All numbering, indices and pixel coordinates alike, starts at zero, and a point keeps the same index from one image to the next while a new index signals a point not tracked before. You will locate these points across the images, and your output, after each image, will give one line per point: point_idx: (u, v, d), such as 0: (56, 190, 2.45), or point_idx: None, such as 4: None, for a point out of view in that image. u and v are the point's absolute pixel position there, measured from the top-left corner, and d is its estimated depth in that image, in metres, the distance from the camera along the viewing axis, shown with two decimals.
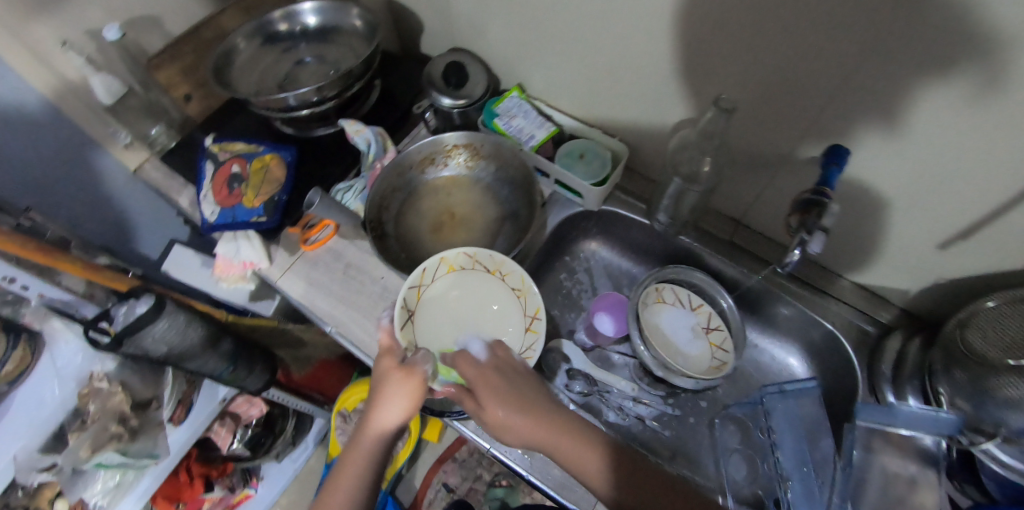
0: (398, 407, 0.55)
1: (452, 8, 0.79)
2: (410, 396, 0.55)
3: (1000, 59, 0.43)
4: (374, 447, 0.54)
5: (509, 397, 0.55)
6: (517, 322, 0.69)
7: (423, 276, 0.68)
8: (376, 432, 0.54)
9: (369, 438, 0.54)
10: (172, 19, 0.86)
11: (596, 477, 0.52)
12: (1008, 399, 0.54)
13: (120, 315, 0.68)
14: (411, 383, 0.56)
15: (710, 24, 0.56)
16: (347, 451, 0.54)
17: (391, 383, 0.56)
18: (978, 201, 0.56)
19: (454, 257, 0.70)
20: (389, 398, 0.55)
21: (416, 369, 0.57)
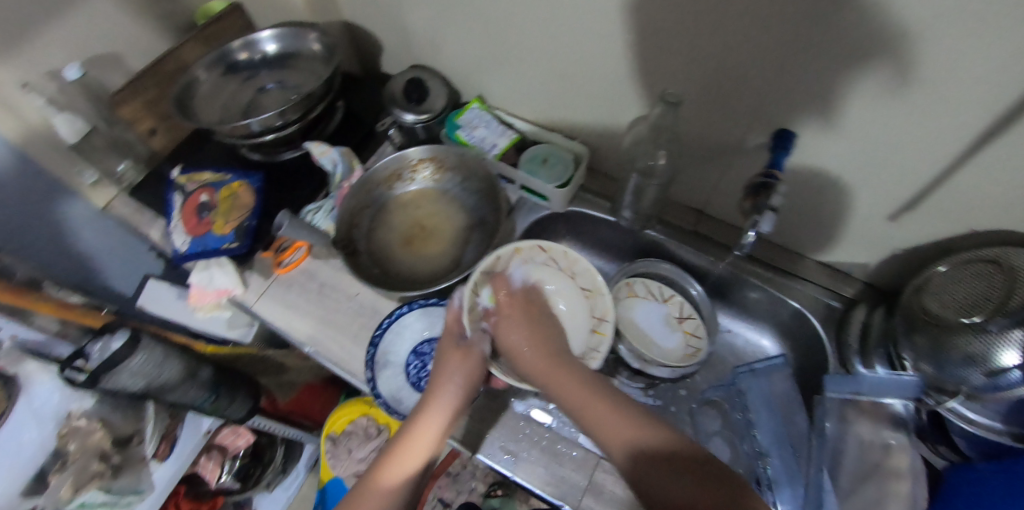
0: (452, 386, 0.59)
1: (408, 26, 0.81)
2: (466, 377, 0.60)
3: (915, 38, 0.47)
4: (437, 422, 0.57)
5: (532, 336, 0.63)
6: (582, 323, 0.70)
7: (496, 263, 0.71)
8: (439, 407, 0.58)
9: (431, 413, 0.58)
10: (132, 55, 0.86)
11: (613, 436, 0.51)
12: (964, 356, 0.56)
13: (95, 352, 0.68)
14: (467, 365, 0.61)
15: (652, 25, 0.59)
16: (410, 421, 0.58)
17: (448, 364, 0.61)
18: (919, 172, 0.59)
19: (527, 248, 0.72)
20: (446, 380, 0.60)
21: (469, 351, 0.62)
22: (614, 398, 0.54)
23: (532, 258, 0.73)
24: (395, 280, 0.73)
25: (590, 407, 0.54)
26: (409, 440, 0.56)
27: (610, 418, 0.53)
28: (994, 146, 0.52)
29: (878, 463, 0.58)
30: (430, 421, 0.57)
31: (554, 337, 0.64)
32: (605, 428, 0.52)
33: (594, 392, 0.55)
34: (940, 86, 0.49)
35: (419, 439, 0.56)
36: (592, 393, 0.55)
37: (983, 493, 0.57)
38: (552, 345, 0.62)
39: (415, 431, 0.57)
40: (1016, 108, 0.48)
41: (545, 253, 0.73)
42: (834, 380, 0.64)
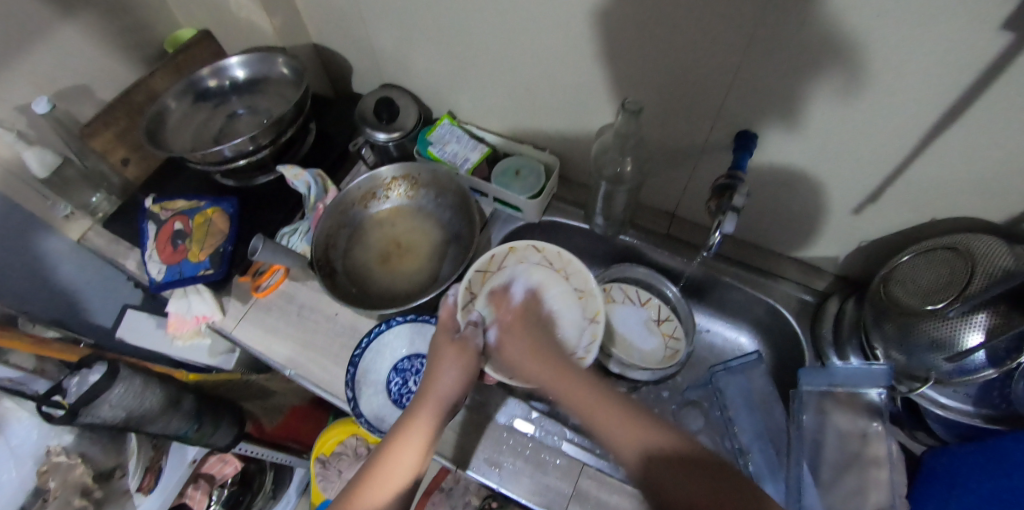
0: (447, 382, 0.58)
1: (375, 46, 0.82)
2: (462, 371, 0.59)
3: (861, 38, 0.49)
4: (432, 419, 0.55)
5: (536, 352, 0.61)
6: (574, 321, 0.70)
7: (489, 263, 0.73)
8: (433, 403, 0.56)
9: (427, 408, 0.56)
10: (102, 87, 0.86)
11: (621, 441, 0.51)
12: (931, 342, 0.58)
13: (73, 387, 0.67)
14: (465, 358, 0.60)
15: (611, 36, 0.60)
16: (403, 422, 0.55)
17: (443, 361, 0.59)
18: (878, 166, 0.61)
19: (522, 247, 0.74)
20: (442, 376, 0.58)
21: (469, 344, 0.61)
22: (615, 396, 0.54)
23: (527, 258, 0.74)
24: (374, 298, 0.74)
25: (596, 408, 0.53)
26: (406, 440, 0.53)
27: (614, 422, 0.52)
28: (947, 136, 0.54)
29: (858, 452, 0.60)
30: (426, 419, 0.55)
31: (550, 343, 0.63)
32: (621, 435, 0.51)
33: (596, 394, 0.55)
34: (890, 81, 0.51)
35: (416, 439, 0.53)
36: (595, 394, 0.55)
37: (960, 476, 0.58)
38: (551, 351, 0.61)
39: (412, 430, 0.54)
40: (965, 98, 0.50)
41: (539, 254, 0.74)
42: (808, 374, 0.64)
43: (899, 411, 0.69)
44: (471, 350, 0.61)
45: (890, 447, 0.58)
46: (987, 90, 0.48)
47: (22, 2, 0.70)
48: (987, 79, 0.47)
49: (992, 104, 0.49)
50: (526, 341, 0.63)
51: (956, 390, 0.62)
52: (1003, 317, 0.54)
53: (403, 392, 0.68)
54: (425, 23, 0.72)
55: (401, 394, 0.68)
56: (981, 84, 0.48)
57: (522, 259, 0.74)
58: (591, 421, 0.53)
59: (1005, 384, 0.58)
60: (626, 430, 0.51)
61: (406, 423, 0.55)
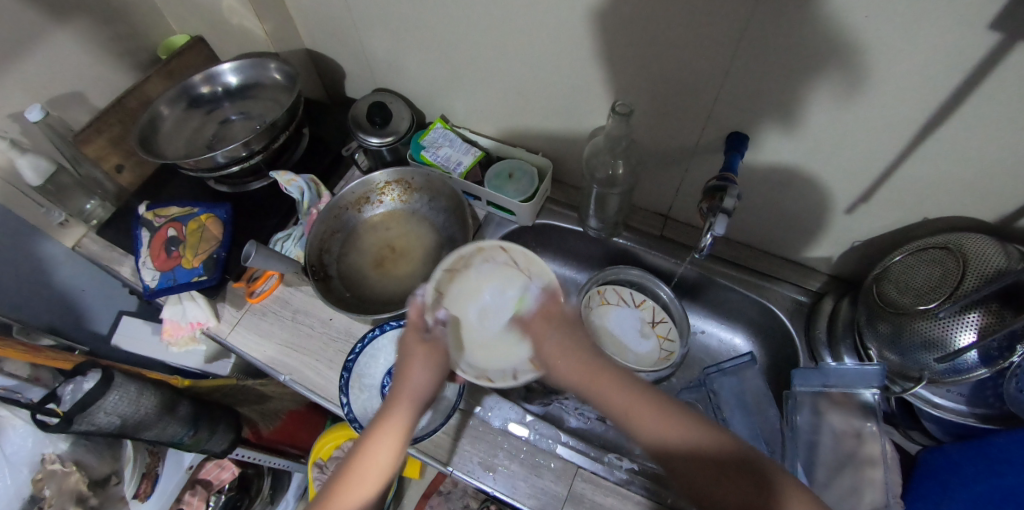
0: (420, 380, 0.57)
1: (368, 51, 0.82)
2: (432, 372, 0.58)
3: (851, 38, 0.49)
4: (406, 417, 0.55)
5: (568, 344, 0.57)
6: None
7: (457, 262, 0.71)
8: (406, 401, 0.56)
9: (400, 406, 0.55)
10: (96, 93, 0.87)
11: (647, 431, 0.49)
12: (924, 342, 0.58)
13: (67, 394, 0.67)
14: (434, 356, 0.59)
15: (603, 38, 0.60)
16: (377, 420, 0.54)
17: (417, 357, 0.58)
18: (870, 166, 0.61)
19: (490, 247, 0.72)
20: (416, 373, 0.57)
21: (438, 344, 0.60)
22: (641, 386, 0.52)
23: (493, 257, 0.72)
24: (368, 303, 0.74)
25: (628, 403, 0.51)
26: (380, 439, 0.53)
27: (646, 413, 0.50)
28: (938, 135, 0.54)
29: (852, 452, 0.59)
30: (400, 416, 0.55)
31: (580, 331, 0.59)
32: (652, 428, 0.49)
33: (621, 386, 0.53)
34: (880, 81, 0.51)
35: (392, 438, 0.53)
36: (622, 389, 0.52)
37: (954, 475, 0.58)
38: (579, 345, 0.57)
39: (387, 428, 0.54)
40: (955, 97, 0.50)
41: (506, 254, 0.72)
42: (802, 374, 0.64)
43: (894, 411, 0.69)
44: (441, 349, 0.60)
45: (885, 447, 0.58)
46: (977, 88, 0.48)
47: (15, 9, 0.70)
48: (976, 78, 0.47)
49: (982, 103, 0.49)
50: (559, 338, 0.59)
51: (948, 389, 0.61)
52: (995, 316, 0.54)
53: None
54: (417, 27, 0.72)
55: None
56: (971, 83, 0.48)
57: (489, 259, 0.72)
58: (625, 418, 0.51)
59: (998, 383, 0.58)
60: (661, 424, 0.49)
61: (381, 420, 0.54)
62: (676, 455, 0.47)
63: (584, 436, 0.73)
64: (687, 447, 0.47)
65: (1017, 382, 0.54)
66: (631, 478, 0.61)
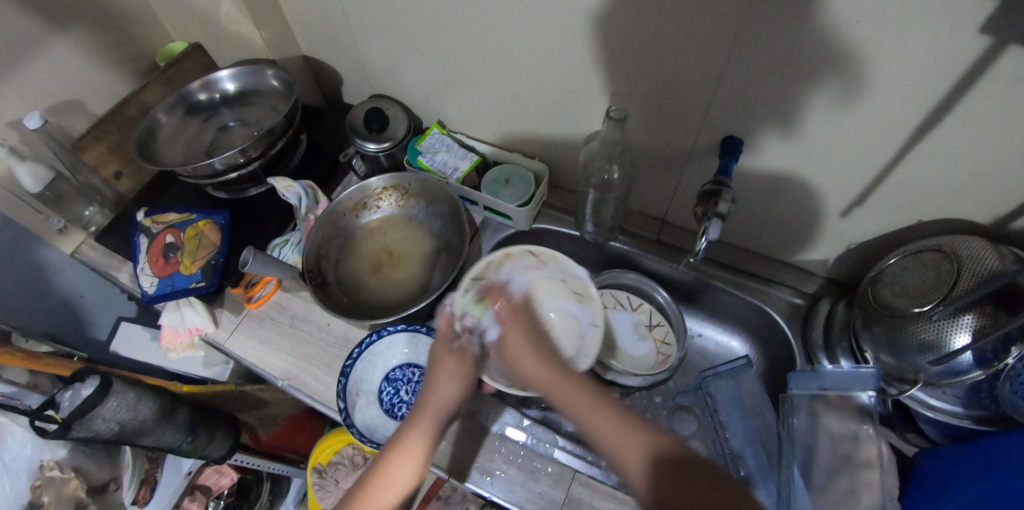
0: (448, 392, 0.59)
1: (365, 58, 0.83)
2: (459, 386, 0.60)
3: (843, 43, 0.49)
4: (429, 431, 0.57)
5: (529, 344, 0.60)
6: (574, 327, 0.70)
7: (487, 270, 0.71)
8: (433, 413, 0.58)
9: (427, 418, 0.57)
10: (95, 101, 0.87)
11: (613, 446, 0.51)
12: (919, 344, 0.58)
13: (66, 401, 0.66)
14: (463, 368, 0.61)
15: (597, 45, 0.61)
16: (403, 431, 0.57)
17: (444, 370, 0.60)
18: (864, 169, 0.61)
19: (519, 252, 0.73)
20: (443, 386, 0.59)
21: (466, 353, 0.61)
22: (607, 398, 0.54)
23: (522, 262, 0.72)
24: (366, 308, 0.74)
25: (590, 410, 0.53)
26: (406, 449, 0.55)
27: (608, 425, 0.52)
28: (930, 139, 0.54)
29: (849, 455, 0.58)
30: (426, 428, 0.57)
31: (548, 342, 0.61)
32: (613, 438, 0.51)
33: (590, 397, 0.54)
34: (872, 85, 0.52)
35: (413, 453, 0.55)
36: (590, 398, 0.54)
37: (951, 477, 0.58)
38: (545, 350, 0.60)
39: (415, 439, 0.56)
40: (946, 101, 0.50)
41: (535, 257, 0.73)
42: (799, 378, 0.65)
43: (890, 413, 0.69)
44: (470, 362, 0.61)
45: (881, 448, 0.57)
46: (968, 92, 0.49)
47: (14, 18, 0.71)
48: (967, 82, 0.48)
49: (973, 106, 0.49)
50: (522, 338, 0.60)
51: (944, 391, 0.61)
52: (990, 317, 0.55)
53: (393, 401, 0.69)
54: (413, 33, 0.73)
55: (392, 404, 0.69)
56: (962, 87, 0.48)
57: (518, 266, 0.72)
58: (592, 429, 0.52)
59: (993, 385, 0.58)
60: (624, 438, 0.51)
61: (407, 431, 0.56)
62: (632, 465, 0.50)
63: (582, 441, 0.74)
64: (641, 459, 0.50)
65: (1011, 385, 0.55)
66: (629, 482, 0.62)
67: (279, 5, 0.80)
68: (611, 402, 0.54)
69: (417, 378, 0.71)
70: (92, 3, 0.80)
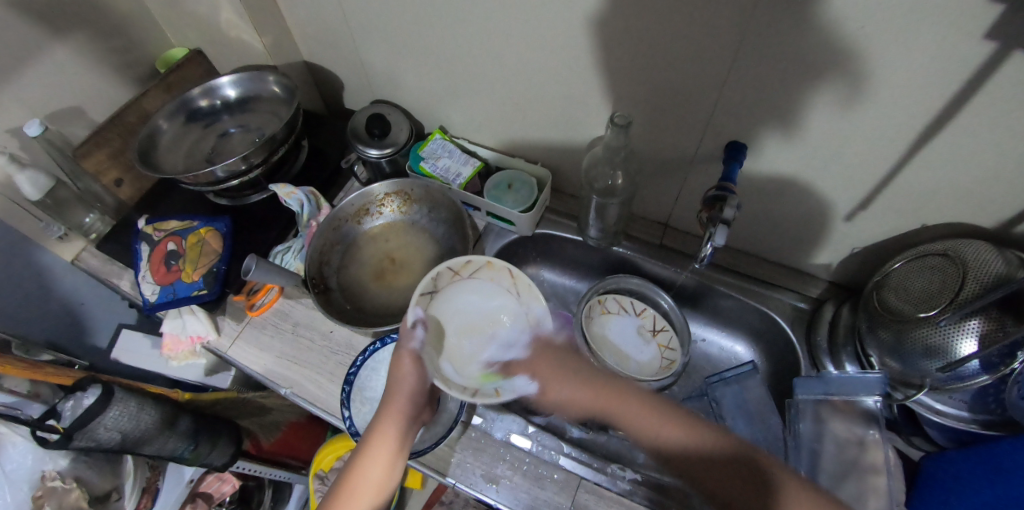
0: (403, 400, 0.57)
1: (367, 64, 0.83)
2: (408, 396, 0.58)
3: (846, 49, 0.49)
4: (393, 434, 0.56)
5: (566, 375, 0.62)
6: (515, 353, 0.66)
7: (464, 266, 0.72)
8: (391, 419, 0.56)
9: (385, 425, 0.56)
10: (94, 107, 0.87)
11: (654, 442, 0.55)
12: (925, 349, 0.58)
13: (67, 410, 0.66)
14: (419, 369, 0.59)
15: (599, 50, 0.61)
16: (363, 439, 0.55)
17: (402, 377, 0.58)
18: (868, 174, 0.61)
19: (500, 264, 0.72)
20: (400, 392, 0.58)
21: (412, 350, 0.60)
22: (634, 392, 0.59)
23: (499, 278, 0.72)
24: (369, 315, 0.74)
25: (629, 413, 0.57)
26: (373, 453, 0.54)
27: (646, 420, 0.56)
28: (935, 143, 0.54)
29: (856, 460, 0.58)
30: (386, 436, 0.55)
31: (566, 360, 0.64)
32: (640, 422, 0.56)
33: (615, 392, 0.59)
34: (878, 89, 0.52)
35: (380, 457, 0.54)
36: (626, 398, 0.58)
37: (958, 481, 0.58)
38: (581, 373, 0.62)
39: (373, 447, 0.54)
40: (951, 106, 0.50)
41: (512, 279, 0.71)
42: (805, 382, 0.63)
43: (896, 418, 0.69)
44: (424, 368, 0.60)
45: (887, 453, 0.57)
46: (972, 98, 0.49)
47: (14, 26, 0.70)
48: (971, 89, 0.48)
49: (978, 111, 0.49)
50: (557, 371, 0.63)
51: (950, 395, 0.61)
52: (996, 325, 0.54)
53: None
54: (415, 40, 0.73)
55: None
56: (966, 93, 0.48)
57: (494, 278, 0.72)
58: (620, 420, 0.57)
59: (999, 389, 0.58)
60: (644, 418, 0.56)
61: (368, 442, 0.55)
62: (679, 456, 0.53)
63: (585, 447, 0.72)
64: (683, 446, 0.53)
65: (1019, 389, 0.54)
66: (634, 488, 0.62)
67: (279, 10, 0.80)
68: (651, 399, 0.57)
69: None
70: (92, 10, 0.80)
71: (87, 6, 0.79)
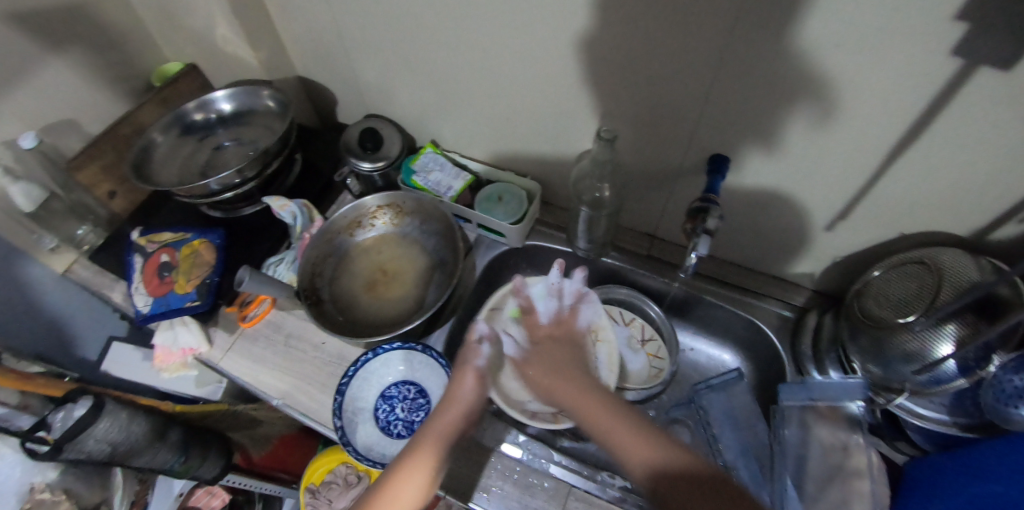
0: (458, 413, 0.58)
1: (360, 79, 0.84)
2: (465, 410, 0.59)
3: (820, 67, 0.51)
4: (439, 450, 0.56)
5: (563, 372, 0.60)
6: None
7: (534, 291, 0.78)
8: (440, 433, 0.57)
9: (433, 436, 0.57)
10: (89, 120, 0.87)
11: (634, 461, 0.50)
12: (904, 354, 0.60)
13: (57, 422, 0.66)
14: (481, 385, 0.60)
15: (587, 65, 0.62)
16: (408, 452, 0.55)
17: (460, 389, 0.60)
18: (845, 187, 0.64)
19: None
20: (457, 405, 0.59)
21: (477, 367, 0.61)
22: (630, 414, 0.54)
23: None
24: (361, 325, 0.75)
25: (594, 413, 0.55)
26: (414, 466, 0.54)
27: (630, 441, 0.51)
28: (908, 156, 0.56)
29: (841, 464, 0.58)
30: (431, 451, 0.55)
31: (570, 362, 0.62)
32: (631, 450, 0.51)
33: (603, 406, 0.55)
34: (849, 105, 0.54)
35: (421, 470, 0.54)
36: (605, 409, 0.55)
37: (940, 485, 0.59)
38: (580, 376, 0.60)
39: (416, 455, 0.55)
40: (921, 122, 0.52)
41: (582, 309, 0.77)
42: (789, 388, 0.66)
43: (880, 422, 0.71)
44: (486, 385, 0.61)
45: (871, 457, 0.57)
46: (941, 114, 0.51)
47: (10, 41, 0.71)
48: (939, 105, 0.50)
49: (948, 124, 0.51)
50: (558, 353, 0.63)
51: (931, 399, 0.63)
52: (971, 327, 0.56)
53: (390, 418, 0.69)
54: (408, 55, 0.74)
55: (388, 421, 0.69)
56: (935, 108, 0.51)
57: None
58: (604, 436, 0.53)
59: (977, 393, 0.59)
60: (634, 444, 0.51)
61: (411, 454, 0.55)
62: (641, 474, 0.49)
63: (576, 455, 0.73)
64: (645, 462, 0.50)
65: (994, 393, 0.55)
66: (624, 495, 0.63)
67: (274, 27, 0.81)
68: (651, 429, 0.53)
69: (412, 396, 0.71)
70: (89, 26, 0.82)
71: (84, 22, 0.80)
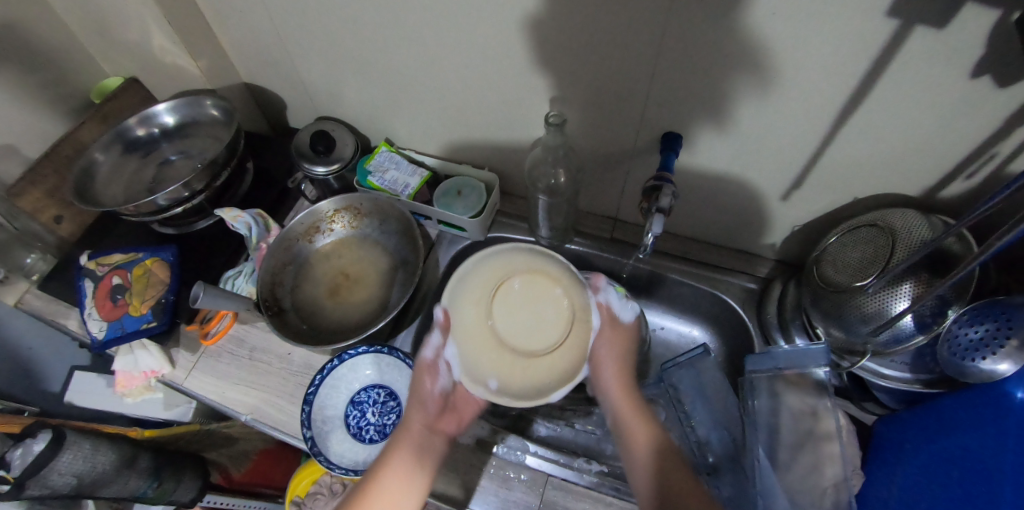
0: (419, 414, 0.60)
1: (306, 81, 0.82)
2: (423, 410, 0.60)
3: (760, 37, 0.51)
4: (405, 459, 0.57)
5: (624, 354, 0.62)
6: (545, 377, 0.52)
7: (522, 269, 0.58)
8: (408, 433, 0.59)
9: (401, 441, 0.58)
10: (27, 144, 0.84)
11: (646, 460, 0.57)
12: (863, 316, 0.61)
13: (17, 459, 0.62)
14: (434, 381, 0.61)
15: (532, 50, 0.61)
16: (381, 458, 0.57)
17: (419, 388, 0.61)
18: (795, 156, 0.64)
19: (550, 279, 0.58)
20: (416, 407, 0.60)
21: (427, 362, 0.60)
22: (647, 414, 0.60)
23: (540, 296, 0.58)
24: (325, 333, 0.74)
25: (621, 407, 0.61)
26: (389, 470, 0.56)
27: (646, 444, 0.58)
28: (853, 120, 0.57)
29: (811, 430, 0.59)
30: (400, 456, 0.57)
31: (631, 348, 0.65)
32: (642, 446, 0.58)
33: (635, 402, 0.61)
34: (791, 75, 0.54)
35: (392, 477, 0.55)
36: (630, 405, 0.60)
37: (904, 438, 0.61)
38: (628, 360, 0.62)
39: (392, 467, 0.56)
40: (864, 85, 0.53)
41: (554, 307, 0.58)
42: (755, 359, 0.66)
43: (846, 384, 0.72)
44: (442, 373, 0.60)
45: (838, 420, 0.57)
46: (881, 77, 0.52)
47: None
48: (879, 68, 0.51)
49: (888, 87, 0.52)
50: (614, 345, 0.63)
51: (893, 358, 0.63)
52: (925, 285, 0.57)
53: (361, 424, 0.68)
54: (352, 54, 0.73)
55: (359, 427, 0.68)
56: (876, 72, 0.51)
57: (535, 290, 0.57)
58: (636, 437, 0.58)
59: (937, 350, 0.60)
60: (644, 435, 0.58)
61: (385, 458, 0.57)
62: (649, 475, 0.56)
63: (554, 443, 0.75)
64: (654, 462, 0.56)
65: (951, 347, 0.54)
66: (601, 480, 0.63)
67: (214, 35, 0.79)
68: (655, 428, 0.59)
69: (382, 400, 0.70)
70: (17, 46, 0.78)
71: (10, 41, 0.77)
